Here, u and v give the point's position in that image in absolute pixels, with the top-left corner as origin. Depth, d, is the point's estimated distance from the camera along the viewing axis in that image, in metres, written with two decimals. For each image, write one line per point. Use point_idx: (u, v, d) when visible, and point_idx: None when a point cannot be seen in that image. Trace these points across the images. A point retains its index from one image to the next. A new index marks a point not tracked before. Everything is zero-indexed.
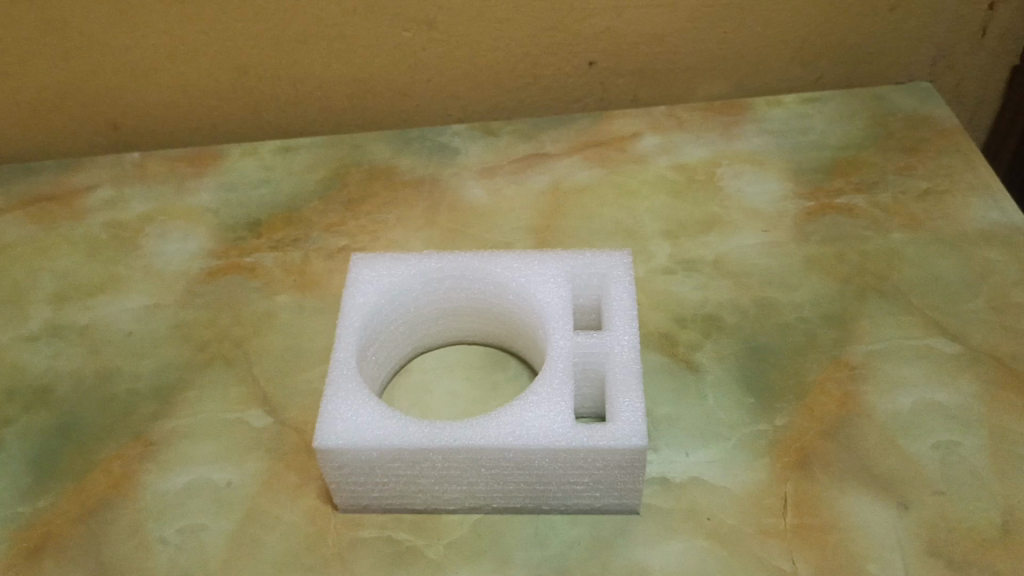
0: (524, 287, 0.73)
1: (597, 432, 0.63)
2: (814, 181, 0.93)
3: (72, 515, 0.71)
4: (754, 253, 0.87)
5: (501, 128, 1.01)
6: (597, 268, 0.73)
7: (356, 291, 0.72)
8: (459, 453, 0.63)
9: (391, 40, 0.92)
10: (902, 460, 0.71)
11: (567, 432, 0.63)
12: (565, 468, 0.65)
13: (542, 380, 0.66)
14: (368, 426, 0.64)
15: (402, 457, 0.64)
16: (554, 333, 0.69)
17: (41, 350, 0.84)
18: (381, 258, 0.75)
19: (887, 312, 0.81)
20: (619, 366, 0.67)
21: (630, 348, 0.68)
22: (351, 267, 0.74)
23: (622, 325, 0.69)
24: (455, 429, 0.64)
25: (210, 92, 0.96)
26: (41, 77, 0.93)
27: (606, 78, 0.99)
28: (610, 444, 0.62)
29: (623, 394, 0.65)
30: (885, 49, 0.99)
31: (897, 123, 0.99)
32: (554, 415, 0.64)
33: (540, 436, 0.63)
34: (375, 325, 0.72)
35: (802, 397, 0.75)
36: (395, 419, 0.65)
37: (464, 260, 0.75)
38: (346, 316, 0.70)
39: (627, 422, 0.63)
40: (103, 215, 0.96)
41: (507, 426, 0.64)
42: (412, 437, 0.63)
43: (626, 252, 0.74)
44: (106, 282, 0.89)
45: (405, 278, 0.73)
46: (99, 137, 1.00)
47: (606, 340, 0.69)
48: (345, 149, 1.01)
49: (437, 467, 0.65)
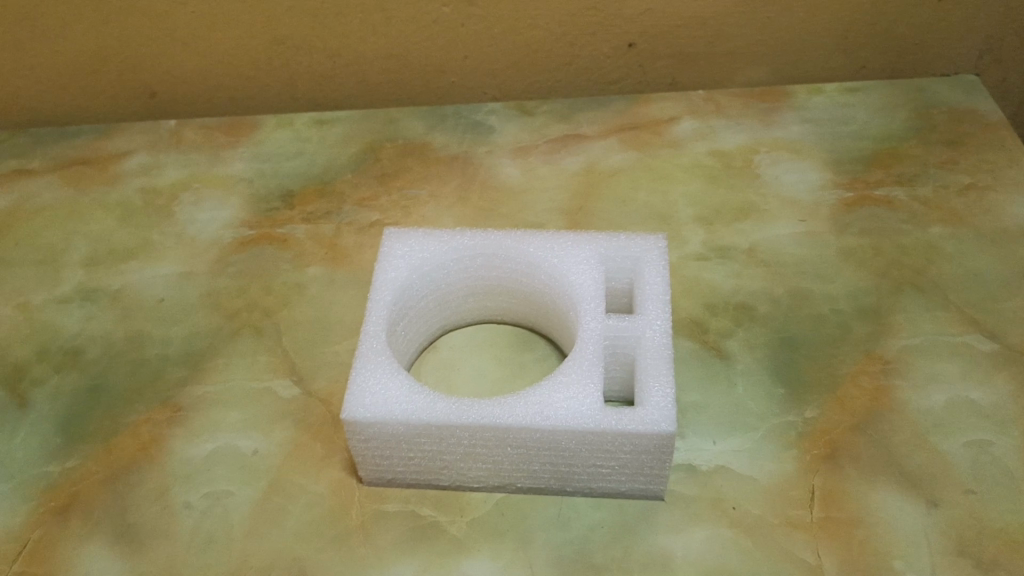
0: (556, 268, 0.72)
1: (625, 416, 0.63)
2: (853, 172, 0.92)
3: (100, 476, 0.72)
4: (789, 243, 0.86)
5: (537, 108, 1.01)
6: (631, 251, 0.73)
7: (388, 265, 0.72)
8: (486, 431, 0.63)
9: (430, 14, 0.91)
10: (933, 458, 0.70)
11: (595, 415, 0.63)
12: (592, 451, 0.64)
13: (572, 361, 0.66)
14: (396, 401, 0.64)
15: (429, 433, 0.64)
16: (586, 315, 0.69)
17: (74, 312, 0.84)
18: (414, 233, 0.75)
19: (924, 307, 0.80)
20: (650, 351, 0.66)
21: (661, 333, 0.67)
22: (383, 241, 0.74)
23: (655, 310, 0.68)
24: (483, 407, 0.63)
25: (247, 62, 0.96)
26: (80, 41, 0.94)
27: (645, 60, 0.97)
28: (638, 429, 0.62)
29: (653, 379, 0.64)
30: (932, 40, 0.97)
31: (941, 115, 0.97)
32: (583, 397, 0.64)
33: (569, 417, 0.62)
34: (405, 300, 0.72)
35: (833, 390, 0.74)
36: (423, 394, 0.64)
37: (497, 238, 0.74)
38: (377, 290, 0.70)
39: (657, 407, 0.63)
40: (138, 181, 0.96)
41: (535, 405, 0.63)
42: (439, 413, 0.63)
43: (661, 236, 0.73)
44: (139, 247, 0.90)
45: (437, 254, 0.73)
46: (136, 103, 1.00)
47: (638, 324, 0.68)
48: (380, 123, 1.00)
49: (463, 444, 0.65)
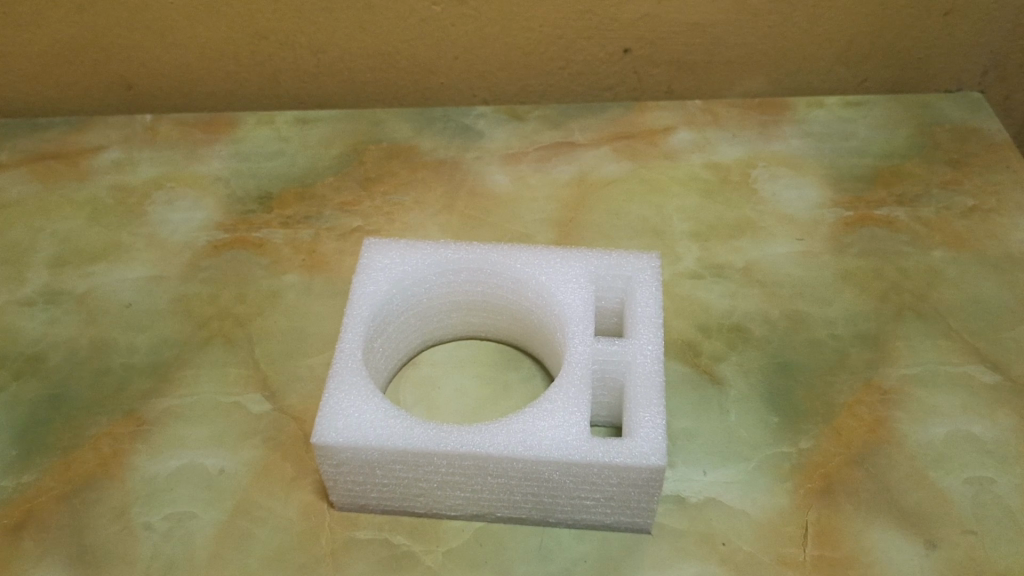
0: (544, 286, 0.69)
1: (613, 447, 0.59)
2: (854, 190, 0.89)
3: (56, 493, 0.68)
4: (786, 262, 0.83)
5: (528, 113, 0.97)
6: (623, 270, 0.69)
7: (367, 277, 0.68)
8: (465, 460, 0.60)
9: (419, 13, 0.88)
10: (932, 495, 0.67)
11: (581, 445, 0.59)
12: (576, 483, 0.61)
13: (558, 387, 0.62)
14: (371, 425, 0.60)
15: (404, 459, 0.60)
16: (574, 337, 0.66)
17: (36, 315, 0.80)
18: (395, 244, 0.71)
19: (925, 334, 0.77)
20: (641, 378, 0.63)
21: (653, 359, 0.64)
22: (363, 251, 0.70)
23: (647, 333, 0.65)
24: (463, 434, 0.60)
25: (228, 56, 0.92)
26: (53, 30, 0.89)
27: (641, 67, 0.94)
28: (627, 461, 0.58)
29: (643, 408, 0.61)
30: (937, 56, 0.94)
31: (944, 134, 0.94)
32: (568, 426, 0.60)
33: (552, 447, 0.59)
34: (384, 316, 0.69)
35: (830, 420, 0.71)
36: (400, 418, 0.61)
37: (483, 252, 0.71)
38: (355, 304, 0.66)
39: (646, 439, 0.59)
40: (110, 178, 0.92)
41: (517, 433, 0.60)
42: (416, 439, 0.60)
43: (655, 255, 0.70)
44: (108, 248, 0.86)
45: (419, 268, 0.70)
46: (111, 96, 0.96)
47: (628, 348, 0.65)
48: (365, 124, 0.96)
49: (441, 472, 0.61)
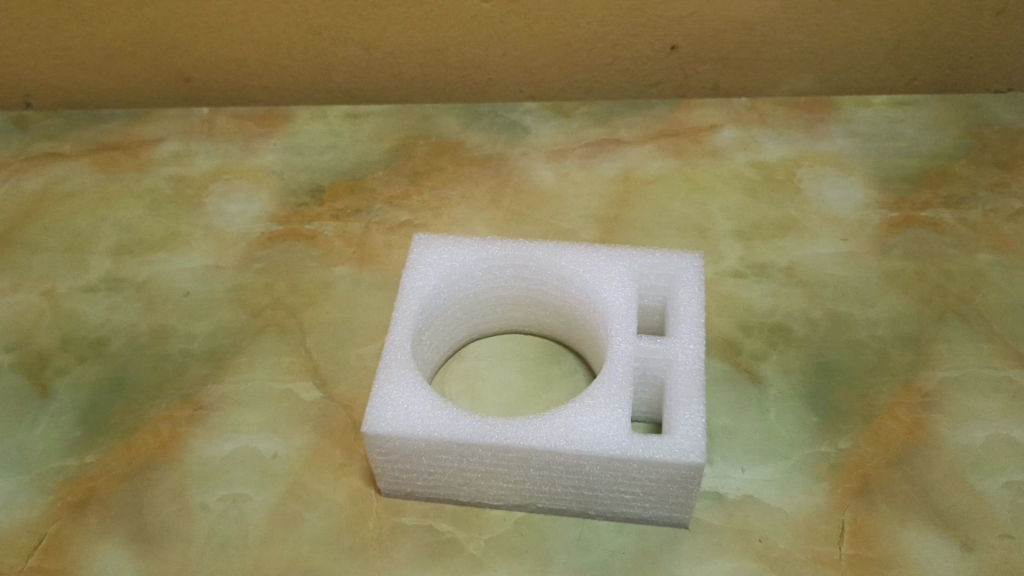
0: (588, 284, 0.70)
1: (653, 443, 0.61)
2: (900, 191, 0.89)
3: (118, 472, 0.72)
4: (830, 263, 0.83)
5: (575, 109, 0.98)
6: (666, 269, 0.71)
7: (416, 272, 0.70)
8: (508, 452, 0.62)
9: (469, 10, 0.89)
10: (969, 498, 0.68)
11: (622, 441, 0.61)
12: (616, 477, 0.63)
13: (600, 384, 0.64)
14: (419, 416, 0.62)
15: (450, 449, 0.62)
16: (616, 335, 0.67)
17: (99, 301, 0.84)
18: (443, 239, 0.73)
19: (967, 337, 0.77)
20: (682, 376, 0.64)
21: (694, 357, 0.65)
22: (413, 246, 0.73)
23: (688, 332, 0.66)
24: (507, 427, 0.62)
25: (283, 51, 0.94)
26: (116, 24, 0.93)
27: (688, 63, 0.95)
28: (666, 457, 0.60)
29: (683, 406, 0.62)
30: (987, 55, 0.94)
31: (993, 135, 0.94)
32: (610, 422, 0.62)
33: (594, 442, 0.61)
34: (431, 309, 0.71)
35: (869, 421, 0.72)
36: (446, 410, 0.63)
37: (529, 248, 0.72)
38: (404, 298, 0.69)
39: (685, 436, 0.61)
40: (169, 169, 0.95)
41: (559, 427, 0.62)
42: (462, 431, 0.62)
43: (698, 255, 0.71)
44: (167, 238, 0.89)
45: (466, 263, 0.71)
46: (169, 89, 0.99)
47: (670, 346, 0.66)
48: (414, 119, 0.99)
49: (485, 463, 0.63)
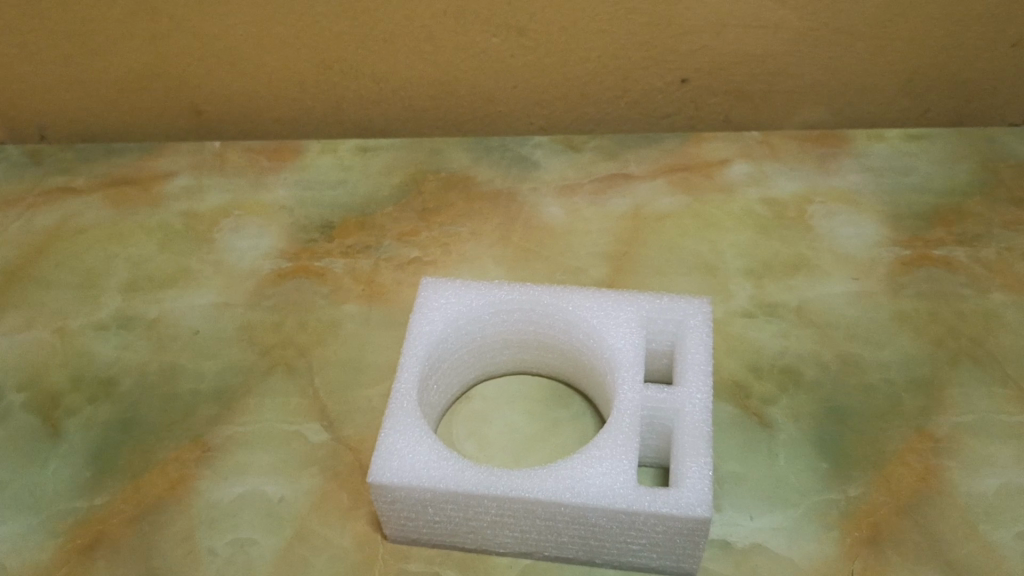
0: (596, 329, 0.70)
1: (659, 496, 0.60)
2: (912, 229, 0.88)
3: (127, 515, 0.72)
4: (841, 303, 0.82)
5: (585, 143, 0.98)
6: (673, 315, 0.71)
7: (424, 317, 0.71)
8: (514, 503, 0.61)
9: (479, 45, 0.89)
10: (981, 549, 0.67)
11: (628, 494, 0.60)
12: (622, 529, 0.62)
13: (606, 434, 0.64)
14: (424, 466, 0.62)
15: (455, 500, 0.62)
16: (623, 383, 0.67)
17: (110, 340, 0.84)
18: (451, 283, 0.74)
19: (979, 381, 0.76)
20: (689, 426, 0.64)
21: (701, 407, 0.65)
22: (421, 290, 0.73)
23: (696, 381, 0.66)
24: (512, 478, 0.62)
25: (294, 85, 0.95)
26: (129, 59, 0.93)
27: (699, 96, 0.94)
28: (673, 511, 0.59)
29: (690, 457, 0.62)
30: (1003, 87, 0.93)
31: (1008, 170, 0.93)
32: (616, 474, 0.62)
33: (600, 495, 0.60)
34: (439, 354, 0.71)
35: (880, 468, 0.71)
36: (452, 460, 0.63)
37: (537, 292, 0.73)
38: (411, 343, 0.69)
39: (692, 489, 0.60)
40: (181, 205, 0.96)
41: (564, 478, 0.61)
42: (467, 481, 0.61)
43: (706, 300, 0.71)
44: (177, 275, 0.89)
45: (474, 308, 0.72)
46: (182, 122, 1.00)
47: (677, 396, 0.66)
48: (424, 153, 0.99)
49: (490, 513, 0.63)
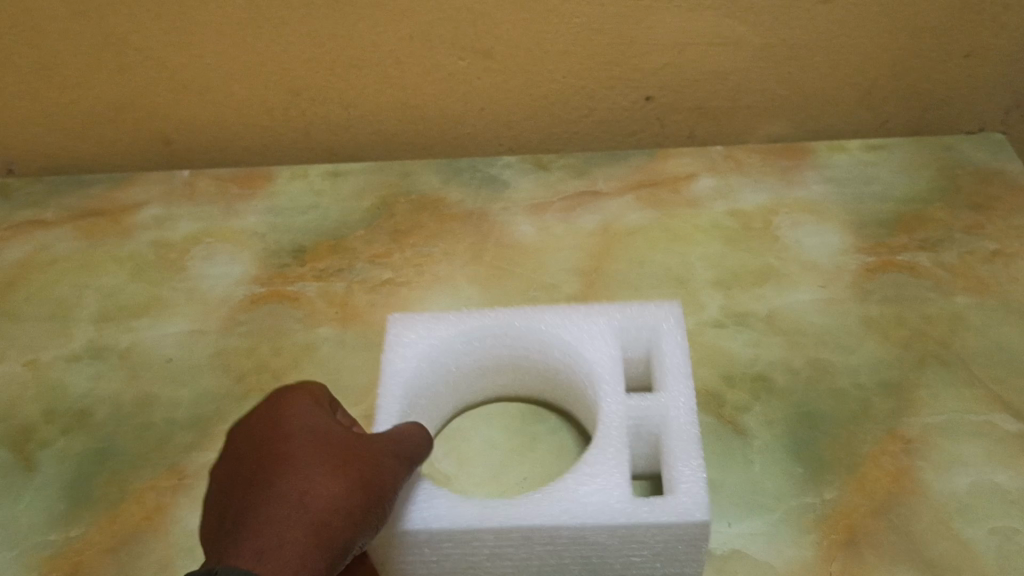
0: (574, 346, 0.71)
1: (657, 505, 0.60)
2: (876, 236, 0.90)
3: (104, 546, 0.71)
4: (810, 310, 0.84)
5: (553, 162, 0.99)
6: (647, 323, 0.72)
7: (396, 355, 0.70)
8: (512, 533, 0.61)
9: (447, 68, 0.90)
10: (955, 547, 0.67)
11: (626, 507, 0.60)
12: (623, 544, 0.62)
13: (596, 450, 0.64)
14: (417, 506, 0.61)
15: (454, 537, 0.61)
16: (605, 400, 0.67)
17: (81, 370, 0.83)
18: (420, 317, 0.73)
19: (947, 383, 0.78)
20: (677, 431, 0.64)
21: (685, 410, 0.65)
22: (389, 327, 0.72)
23: (676, 385, 0.67)
24: (509, 508, 0.61)
25: (263, 113, 0.95)
26: (96, 91, 0.94)
27: (663, 113, 0.96)
28: (672, 517, 0.60)
29: (682, 462, 0.62)
30: (958, 96, 0.96)
31: (966, 176, 0.95)
32: (612, 488, 0.62)
33: (598, 512, 0.60)
34: (417, 389, 0.71)
35: (853, 471, 0.72)
36: (445, 497, 0.62)
37: (506, 315, 0.73)
38: (386, 383, 0.68)
39: (688, 493, 0.61)
40: (151, 234, 0.96)
41: (559, 502, 0.61)
42: (461, 518, 0.61)
43: (675, 303, 0.72)
44: (149, 304, 0.89)
45: (445, 338, 0.72)
46: (151, 151, 1.00)
47: (660, 402, 0.67)
48: (394, 176, 0.99)
49: (490, 545, 0.62)
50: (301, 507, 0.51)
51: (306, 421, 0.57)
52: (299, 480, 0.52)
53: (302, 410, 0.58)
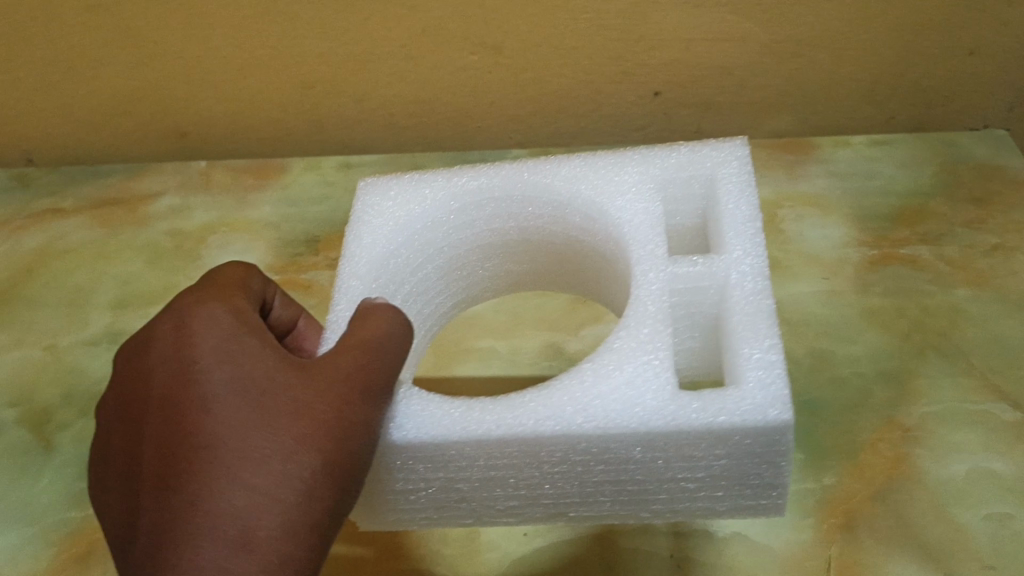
0: (613, 207, 0.67)
1: (721, 399, 0.55)
2: (878, 229, 0.91)
3: None
4: (811, 301, 0.86)
5: (561, 155, 1.02)
6: (700, 168, 0.68)
7: (366, 222, 0.70)
8: (506, 447, 0.56)
9: (458, 63, 0.92)
10: (951, 531, 0.69)
11: (674, 403, 0.55)
12: (678, 454, 0.57)
13: (638, 333, 0.59)
14: (428, 420, 0.56)
15: (471, 451, 0.57)
16: (645, 260, 0.63)
17: (100, 354, 0.86)
18: (397, 181, 0.73)
19: (946, 372, 0.79)
20: (740, 303, 0.59)
21: (749, 275, 0.61)
22: (359, 192, 0.72)
23: (739, 245, 0.62)
24: (542, 408, 0.56)
25: (278, 105, 0.97)
26: (114, 83, 0.96)
27: (670, 108, 0.98)
28: (740, 420, 0.54)
29: (750, 343, 0.57)
30: (961, 92, 0.97)
31: (967, 172, 0.96)
32: (660, 382, 0.56)
33: (637, 412, 0.55)
34: (396, 254, 0.70)
35: (853, 457, 0.74)
36: (458, 404, 0.57)
37: (514, 174, 0.71)
38: (351, 247, 0.68)
39: (757, 385, 0.55)
40: (167, 223, 0.98)
41: (572, 402, 0.56)
42: (440, 428, 0.56)
43: (736, 144, 0.68)
44: (166, 291, 0.91)
45: (427, 203, 0.71)
46: (166, 143, 1.03)
47: (718, 265, 0.62)
48: (405, 169, 1.01)
49: (519, 457, 0.57)
50: (245, 545, 0.46)
51: (226, 385, 0.51)
52: (231, 501, 0.47)
53: (216, 368, 0.51)
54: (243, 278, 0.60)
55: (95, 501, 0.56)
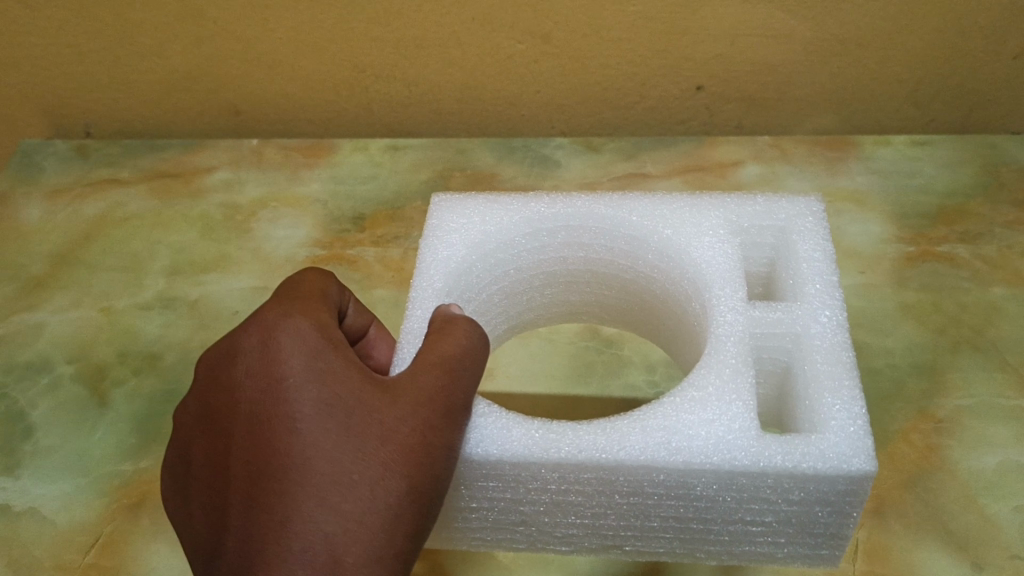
0: (688, 250, 0.69)
1: (804, 448, 0.55)
2: (917, 227, 0.92)
3: None
4: (848, 294, 0.87)
5: (604, 144, 1.04)
6: (775, 219, 0.70)
7: (441, 238, 0.71)
8: (583, 472, 0.57)
9: (506, 51, 0.94)
10: (980, 520, 0.70)
11: (756, 444, 0.56)
12: (752, 497, 0.58)
13: (719, 374, 0.61)
14: (503, 437, 0.57)
15: (544, 475, 0.58)
16: (725, 303, 0.65)
17: (154, 318, 0.89)
18: (470, 202, 0.74)
19: (980, 367, 0.80)
20: (820, 352, 0.61)
21: (828, 325, 0.62)
22: (433, 209, 0.74)
23: (816, 299, 0.64)
24: (621, 438, 0.57)
25: (330, 88, 1.00)
26: (174, 61, 0.99)
27: (711, 102, 1.00)
28: (824, 466, 0.55)
29: (832, 396, 0.58)
30: (1004, 96, 0.98)
31: (1009, 174, 0.97)
32: (740, 424, 0.57)
33: (719, 449, 0.56)
34: (469, 275, 0.71)
35: (884, 445, 0.75)
36: (534, 424, 0.58)
37: (589, 205, 0.73)
38: (427, 265, 0.69)
39: (840, 436, 0.56)
40: (220, 197, 1.02)
41: (653, 433, 0.57)
42: (517, 447, 0.57)
43: (811, 203, 0.71)
44: (217, 260, 0.94)
45: (505, 224, 0.72)
46: (221, 120, 1.06)
47: (798, 315, 0.63)
48: (451, 152, 1.04)
49: (592, 485, 0.58)
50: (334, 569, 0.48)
51: (314, 405, 0.53)
52: (321, 525, 0.49)
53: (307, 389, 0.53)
54: (323, 291, 0.61)
55: (176, 509, 0.57)
